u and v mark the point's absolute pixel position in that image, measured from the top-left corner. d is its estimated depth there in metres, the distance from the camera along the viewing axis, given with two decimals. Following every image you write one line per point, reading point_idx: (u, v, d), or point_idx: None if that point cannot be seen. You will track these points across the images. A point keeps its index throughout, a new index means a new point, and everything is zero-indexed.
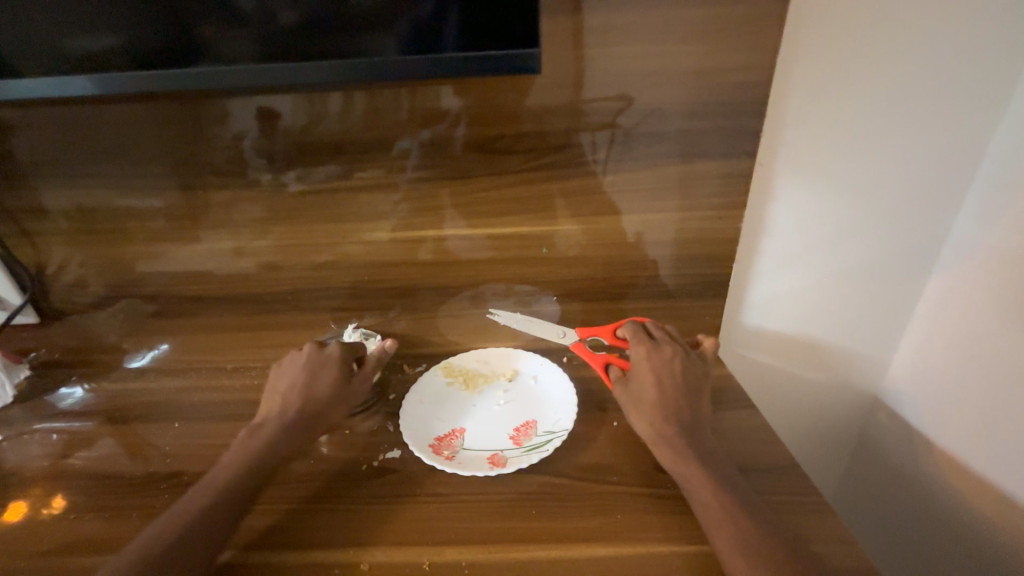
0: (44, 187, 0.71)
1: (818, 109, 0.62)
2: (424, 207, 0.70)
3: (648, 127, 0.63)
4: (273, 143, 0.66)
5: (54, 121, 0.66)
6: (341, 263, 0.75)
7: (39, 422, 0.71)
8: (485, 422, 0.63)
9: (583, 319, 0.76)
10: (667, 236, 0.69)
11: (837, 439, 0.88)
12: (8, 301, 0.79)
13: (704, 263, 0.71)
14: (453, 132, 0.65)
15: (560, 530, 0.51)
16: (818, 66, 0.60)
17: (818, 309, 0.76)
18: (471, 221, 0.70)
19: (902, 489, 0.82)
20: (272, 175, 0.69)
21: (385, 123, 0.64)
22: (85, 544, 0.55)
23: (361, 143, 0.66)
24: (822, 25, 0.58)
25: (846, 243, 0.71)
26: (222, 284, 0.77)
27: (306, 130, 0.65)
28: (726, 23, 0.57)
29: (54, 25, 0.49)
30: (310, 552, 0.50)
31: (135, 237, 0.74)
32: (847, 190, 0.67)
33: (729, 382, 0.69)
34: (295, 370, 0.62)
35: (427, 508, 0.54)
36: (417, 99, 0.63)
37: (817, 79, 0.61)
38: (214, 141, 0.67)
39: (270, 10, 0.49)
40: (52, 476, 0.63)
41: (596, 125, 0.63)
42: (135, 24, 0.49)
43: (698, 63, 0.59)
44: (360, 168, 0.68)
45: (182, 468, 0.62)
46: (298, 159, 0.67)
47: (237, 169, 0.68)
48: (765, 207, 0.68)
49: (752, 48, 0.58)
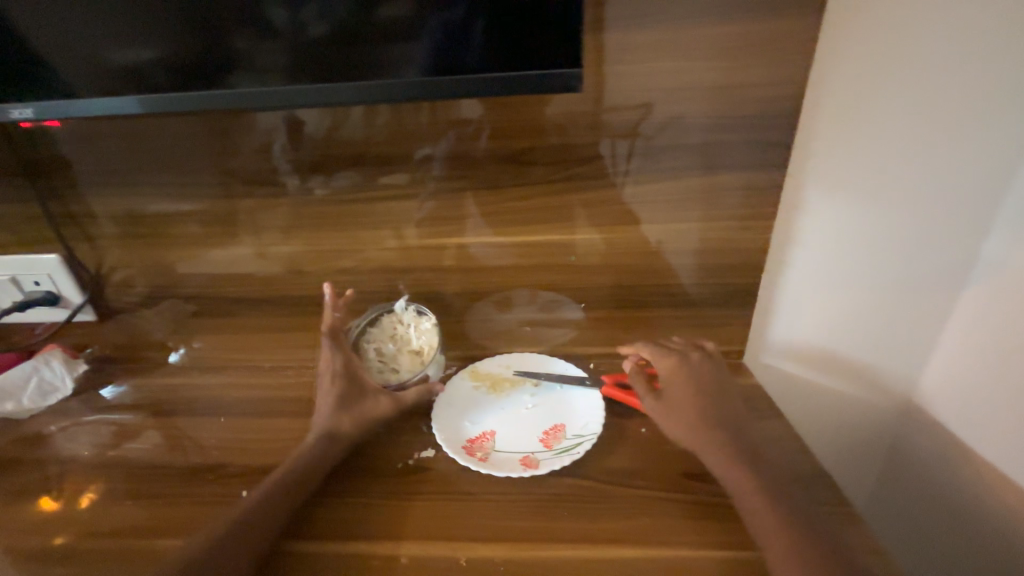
0: (93, 194, 0.76)
1: (847, 124, 0.63)
2: (449, 216, 0.73)
3: (669, 138, 0.64)
4: (301, 152, 0.70)
5: (102, 134, 0.71)
6: (374, 267, 0.78)
7: (92, 413, 0.75)
8: (514, 424, 0.64)
9: (605, 327, 0.77)
10: (689, 247, 0.70)
11: (866, 450, 0.86)
12: (68, 300, 0.83)
13: (727, 272, 0.72)
14: (475, 141, 0.67)
15: (590, 529, 0.53)
16: (848, 81, 0.61)
17: (846, 322, 0.75)
18: (494, 230, 0.73)
19: (936, 505, 0.79)
20: (301, 181, 0.72)
21: (410, 133, 0.67)
22: (139, 529, 0.58)
23: (382, 150, 0.69)
24: (839, 37, 0.58)
25: (874, 257, 0.70)
26: (261, 286, 0.81)
27: (331, 135, 0.68)
28: (744, 36, 0.58)
29: (106, 43, 0.53)
30: (350, 543, 0.53)
31: (182, 240, 0.79)
32: (878, 200, 0.67)
33: (755, 392, 0.70)
34: (321, 396, 0.63)
35: (459, 505, 0.56)
36: (439, 112, 0.65)
37: (847, 94, 0.61)
38: (246, 151, 0.71)
39: (300, 22, 0.52)
40: (105, 464, 0.67)
41: (615, 135, 0.64)
42: (177, 43, 0.53)
43: (716, 77, 0.60)
44: (387, 177, 0.71)
45: (227, 460, 0.66)
46: (326, 167, 0.71)
47: (269, 177, 0.72)
48: (793, 216, 0.68)
49: (769, 61, 0.59)
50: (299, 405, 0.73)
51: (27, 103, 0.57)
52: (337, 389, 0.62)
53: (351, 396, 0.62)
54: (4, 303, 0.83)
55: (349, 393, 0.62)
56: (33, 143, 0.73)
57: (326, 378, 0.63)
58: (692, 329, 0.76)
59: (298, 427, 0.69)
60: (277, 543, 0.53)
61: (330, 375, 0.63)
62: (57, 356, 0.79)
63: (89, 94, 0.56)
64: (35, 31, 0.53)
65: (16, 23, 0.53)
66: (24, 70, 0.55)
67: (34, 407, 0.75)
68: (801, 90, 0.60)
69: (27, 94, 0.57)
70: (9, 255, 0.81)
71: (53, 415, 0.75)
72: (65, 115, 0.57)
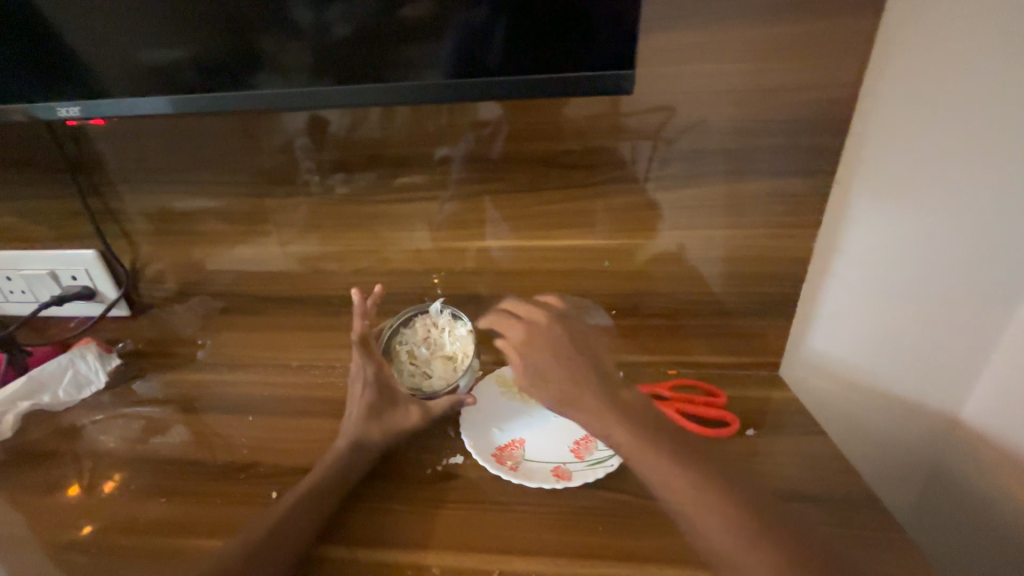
0: (122, 191, 0.78)
1: (902, 129, 0.60)
2: (468, 219, 0.73)
3: (690, 141, 0.64)
4: (322, 152, 0.71)
5: (131, 133, 0.73)
6: (404, 268, 0.78)
7: (127, 407, 0.76)
8: (544, 433, 0.63)
9: (635, 334, 0.77)
10: (713, 253, 0.70)
11: (920, 477, 0.78)
12: (104, 295, 0.85)
13: (752, 280, 0.71)
14: (492, 143, 0.67)
15: (627, 548, 0.51)
16: (905, 84, 0.58)
17: (893, 339, 0.71)
18: (514, 234, 0.73)
19: (984, 541, 0.72)
20: (321, 179, 0.73)
21: (431, 134, 0.68)
22: (171, 527, 0.58)
23: (399, 150, 0.70)
24: (866, 41, 0.57)
25: (927, 272, 0.66)
26: (291, 286, 0.82)
27: (350, 135, 0.69)
28: (766, 40, 0.58)
29: (138, 42, 0.54)
30: (384, 550, 0.52)
31: (213, 238, 0.80)
32: (932, 204, 0.62)
33: (789, 406, 0.70)
34: (352, 403, 0.63)
35: (493, 516, 0.55)
36: (458, 114, 0.66)
37: (902, 98, 0.59)
38: (263, 150, 0.72)
39: (324, 24, 0.51)
40: (136, 458, 0.68)
41: (638, 135, 0.65)
42: (204, 43, 0.54)
43: (738, 81, 0.60)
44: (408, 177, 0.71)
45: (258, 460, 0.66)
46: (347, 167, 0.71)
47: (288, 175, 0.73)
48: (837, 221, 0.66)
49: (792, 65, 0.59)
50: (327, 405, 0.74)
51: (76, 101, 0.57)
52: (368, 398, 0.62)
53: (381, 407, 0.61)
54: (44, 296, 0.85)
55: (379, 403, 0.62)
56: (78, 141, 0.74)
57: (358, 386, 0.63)
58: (724, 338, 0.75)
59: (327, 427, 0.70)
60: (312, 547, 0.52)
61: (362, 383, 0.63)
62: (92, 349, 0.80)
63: (135, 93, 0.57)
64: (78, 31, 0.54)
65: (65, 22, 0.54)
66: (72, 69, 0.56)
67: (70, 400, 0.77)
68: (831, 96, 0.60)
69: (73, 91, 0.57)
70: (49, 250, 0.83)
71: (87, 408, 0.77)
72: (111, 113, 0.57)
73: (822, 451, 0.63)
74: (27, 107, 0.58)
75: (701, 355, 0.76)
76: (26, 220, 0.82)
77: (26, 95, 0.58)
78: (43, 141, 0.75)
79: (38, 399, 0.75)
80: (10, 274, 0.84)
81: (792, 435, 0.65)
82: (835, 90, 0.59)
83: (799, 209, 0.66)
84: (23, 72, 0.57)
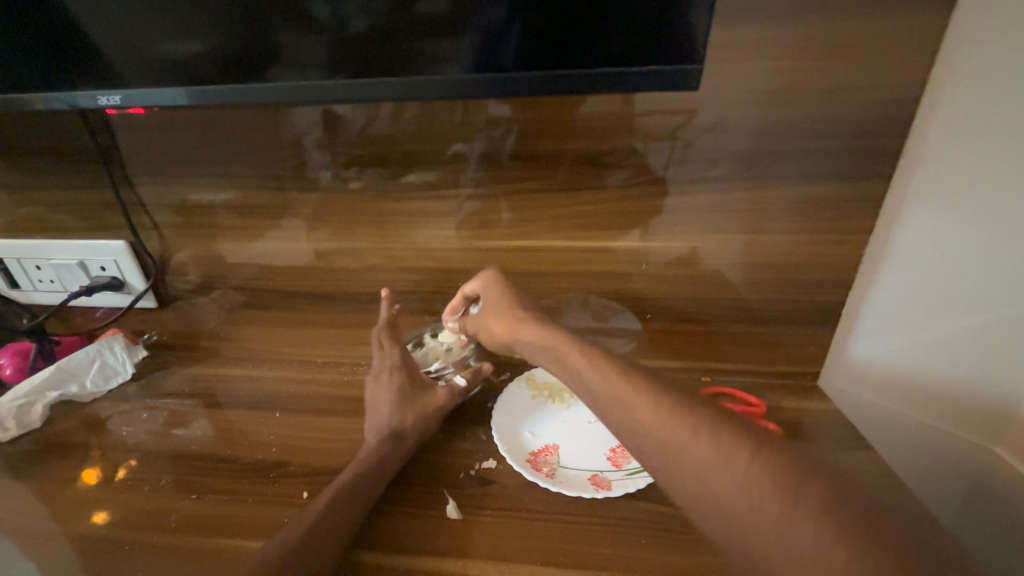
0: (145, 184, 0.78)
1: (961, 134, 0.57)
2: (487, 220, 0.72)
3: (711, 141, 0.63)
4: (338, 146, 0.70)
5: (147, 125, 0.73)
6: (428, 264, 0.77)
7: (153, 400, 0.76)
8: (578, 441, 0.63)
9: (663, 342, 0.76)
10: (739, 260, 0.69)
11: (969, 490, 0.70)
12: (132, 286, 0.84)
13: (781, 286, 0.70)
14: (504, 142, 0.67)
15: (670, 563, 0.50)
16: (967, 89, 0.55)
17: (958, 360, 0.66)
18: (535, 234, 0.72)
19: None
20: (336, 173, 0.72)
21: (446, 131, 0.67)
22: (203, 525, 0.57)
23: (409, 146, 0.69)
24: (889, 42, 0.55)
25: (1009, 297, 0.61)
26: (314, 280, 0.81)
27: (362, 131, 0.69)
28: (790, 38, 0.56)
29: (152, 29, 0.53)
30: (418, 558, 0.51)
31: (238, 232, 0.79)
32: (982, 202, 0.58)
33: (823, 418, 0.68)
34: (381, 393, 0.65)
35: (530, 525, 0.54)
36: (471, 110, 0.65)
37: (963, 109, 0.56)
38: (278, 144, 0.71)
39: (342, 17, 0.50)
40: (163, 452, 0.68)
41: (657, 135, 0.63)
42: (217, 29, 0.52)
43: (760, 80, 0.59)
44: (428, 173, 0.70)
45: (286, 459, 0.65)
46: (361, 161, 0.71)
47: (302, 165, 0.72)
48: (891, 232, 0.63)
49: (815, 66, 0.57)
50: (351, 403, 0.73)
51: (116, 89, 0.56)
52: (398, 381, 0.65)
53: (412, 389, 0.65)
54: (71, 286, 0.85)
55: (408, 386, 0.65)
56: (109, 130, 0.74)
57: (386, 373, 0.66)
58: (757, 346, 0.74)
59: (352, 426, 0.69)
60: (347, 553, 0.52)
61: (390, 369, 0.66)
62: (118, 342, 0.80)
63: (173, 83, 0.55)
64: (107, 17, 0.53)
65: (95, 8, 0.52)
66: (106, 60, 0.55)
67: (98, 390, 0.77)
68: (861, 98, 0.58)
69: (111, 78, 0.56)
70: (76, 240, 0.82)
71: (115, 399, 0.77)
72: (151, 103, 0.56)
73: (863, 467, 0.61)
74: (62, 95, 0.57)
75: (733, 364, 0.75)
76: (53, 210, 0.82)
77: (61, 84, 0.57)
78: (74, 128, 0.75)
79: (65, 389, 0.75)
80: (38, 264, 0.84)
81: (832, 450, 0.64)
82: (865, 93, 0.58)
83: (829, 217, 0.65)
84: (55, 60, 0.56)
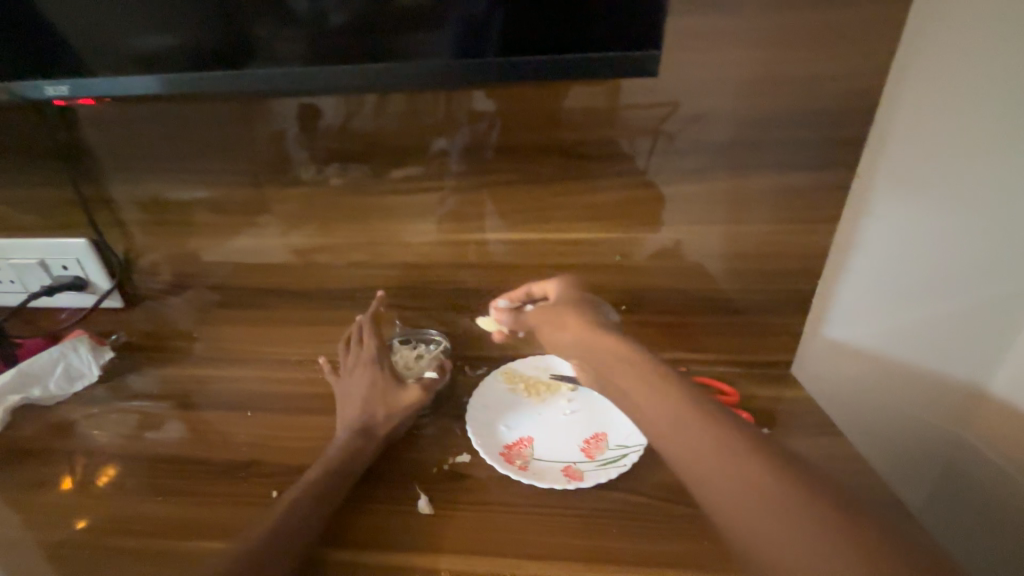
0: (114, 181, 0.75)
1: (924, 127, 0.58)
2: (467, 214, 0.72)
3: (694, 134, 0.63)
4: (316, 140, 0.69)
5: (112, 119, 0.70)
6: (403, 260, 0.76)
7: (121, 402, 0.75)
8: (553, 432, 0.63)
9: (640, 334, 0.76)
10: (718, 250, 0.69)
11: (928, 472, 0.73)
12: (96, 286, 0.82)
13: (762, 276, 0.70)
14: (488, 137, 0.66)
15: (641, 551, 0.50)
16: (930, 82, 0.56)
17: (920, 348, 0.68)
18: (515, 227, 0.72)
19: None
20: (316, 169, 0.71)
21: (429, 125, 0.66)
22: (172, 527, 0.56)
23: (389, 139, 0.68)
24: (867, 32, 0.56)
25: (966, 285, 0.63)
26: (290, 278, 0.80)
27: (343, 127, 0.67)
28: (769, 29, 0.56)
29: (118, 22, 0.51)
30: (389, 554, 0.51)
31: (212, 229, 0.77)
32: (941, 194, 0.60)
33: (796, 406, 0.69)
34: (354, 387, 0.64)
35: (503, 518, 0.54)
36: (455, 103, 0.64)
37: (926, 102, 0.57)
38: (257, 140, 0.70)
39: (320, 9, 0.49)
40: (133, 455, 0.66)
41: (639, 128, 0.63)
42: (188, 18, 0.50)
43: (739, 70, 0.59)
44: (406, 167, 0.69)
45: (258, 458, 0.64)
46: (343, 157, 0.69)
47: (281, 160, 0.71)
48: (859, 222, 0.64)
49: (793, 56, 0.57)
50: (326, 401, 0.73)
51: (65, 80, 0.54)
52: (372, 377, 0.64)
53: (384, 385, 0.63)
54: (32, 287, 0.82)
55: (381, 382, 0.63)
56: (70, 125, 0.71)
57: (359, 367, 0.65)
58: (732, 336, 0.74)
59: (328, 424, 0.68)
60: (315, 550, 0.51)
61: (363, 363, 0.65)
62: (84, 343, 0.78)
63: (139, 74, 0.53)
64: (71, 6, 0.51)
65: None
66: (72, 51, 0.53)
67: (62, 393, 0.75)
68: (838, 87, 0.58)
69: (63, 69, 0.54)
70: (38, 239, 0.80)
71: (82, 402, 0.75)
72: (105, 94, 0.54)
73: (833, 452, 0.62)
74: (11, 87, 0.55)
75: (708, 354, 0.76)
76: (15, 207, 0.79)
77: (16, 76, 0.55)
78: (32, 123, 0.72)
79: (28, 393, 0.73)
80: None
81: (804, 436, 0.65)
82: (842, 82, 0.58)
83: (805, 207, 0.66)
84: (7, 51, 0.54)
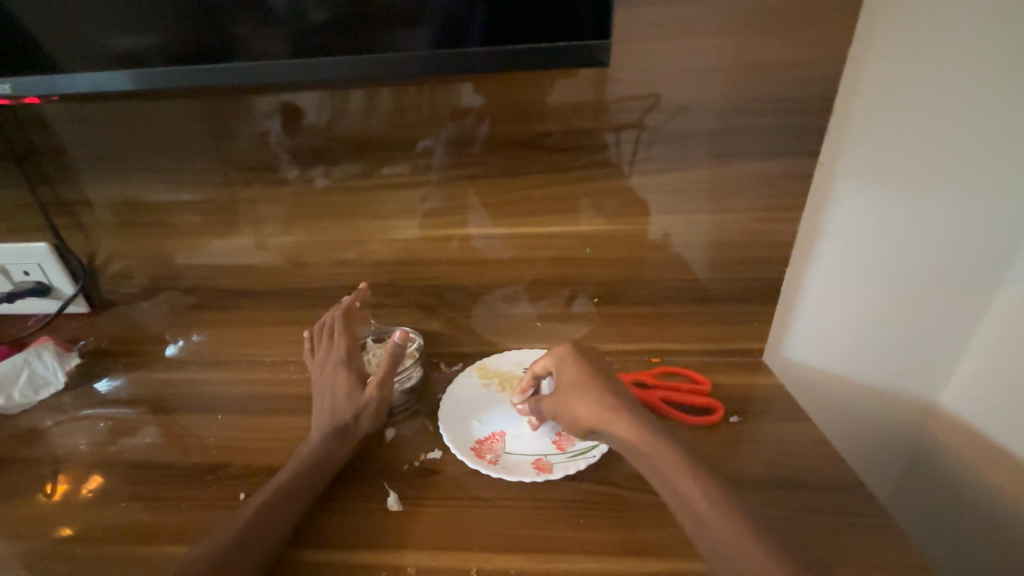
0: (86, 183, 0.73)
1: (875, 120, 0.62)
2: (449, 210, 0.71)
3: (678, 125, 0.63)
4: (297, 139, 0.68)
5: (74, 117, 0.69)
6: (376, 257, 0.75)
7: (88, 409, 0.73)
8: (524, 426, 0.63)
9: (617, 327, 0.76)
10: (702, 240, 0.69)
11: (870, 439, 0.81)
12: (60, 291, 0.80)
13: (746, 265, 0.70)
14: (476, 132, 0.66)
15: (610, 540, 0.50)
16: (882, 77, 0.60)
17: (872, 327, 0.74)
18: (494, 221, 0.71)
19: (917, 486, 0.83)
20: (302, 170, 0.70)
21: (413, 122, 0.66)
22: (139, 533, 0.55)
23: (372, 136, 0.67)
24: (845, 20, 0.56)
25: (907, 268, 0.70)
26: (263, 279, 0.78)
27: (327, 128, 0.67)
28: (747, 18, 0.57)
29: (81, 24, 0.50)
30: (357, 552, 0.51)
31: (184, 230, 0.76)
32: (888, 184, 0.65)
33: (770, 393, 0.70)
34: (325, 388, 0.63)
35: (472, 513, 0.54)
36: (439, 99, 0.64)
37: (878, 96, 0.61)
38: (243, 143, 0.69)
39: (300, 8, 0.48)
40: (100, 461, 0.65)
41: (624, 121, 0.63)
42: (156, 12, 0.49)
43: (717, 59, 0.59)
44: (384, 164, 0.69)
45: (227, 461, 0.63)
46: (327, 157, 0.69)
47: (264, 159, 0.69)
48: (823, 210, 0.67)
49: (770, 44, 0.58)
50: (300, 402, 0.72)
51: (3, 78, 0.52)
52: (343, 378, 0.63)
53: (354, 386, 0.62)
54: None
55: (352, 382, 0.62)
56: (27, 126, 0.70)
57: (330, 367, 0.64)
58: (706, 326, 0.75)
59: (302, 425, 0.68)
60: (282, 551, 0.51)
61: (334, 363, 0.64)
62: (48, 349, 0.77)
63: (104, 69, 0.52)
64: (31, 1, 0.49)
65: None
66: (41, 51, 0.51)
67: (26, 401, 0.74)
68: (814, 74, 0.59)
69: (10, 67, 0.52)
70: None
71: (47, 410, 0.73)
72: (41, 92, 0.52)
73: (803, 437, 0.63)
74: None
75: (683, 344, 0.76)
76: None
77: None
78: None
79: None
80: None
81: (774, 422, 0.65)
82: (819, 69, 0.59)
83: (782, 196, 0.66)
84: None
